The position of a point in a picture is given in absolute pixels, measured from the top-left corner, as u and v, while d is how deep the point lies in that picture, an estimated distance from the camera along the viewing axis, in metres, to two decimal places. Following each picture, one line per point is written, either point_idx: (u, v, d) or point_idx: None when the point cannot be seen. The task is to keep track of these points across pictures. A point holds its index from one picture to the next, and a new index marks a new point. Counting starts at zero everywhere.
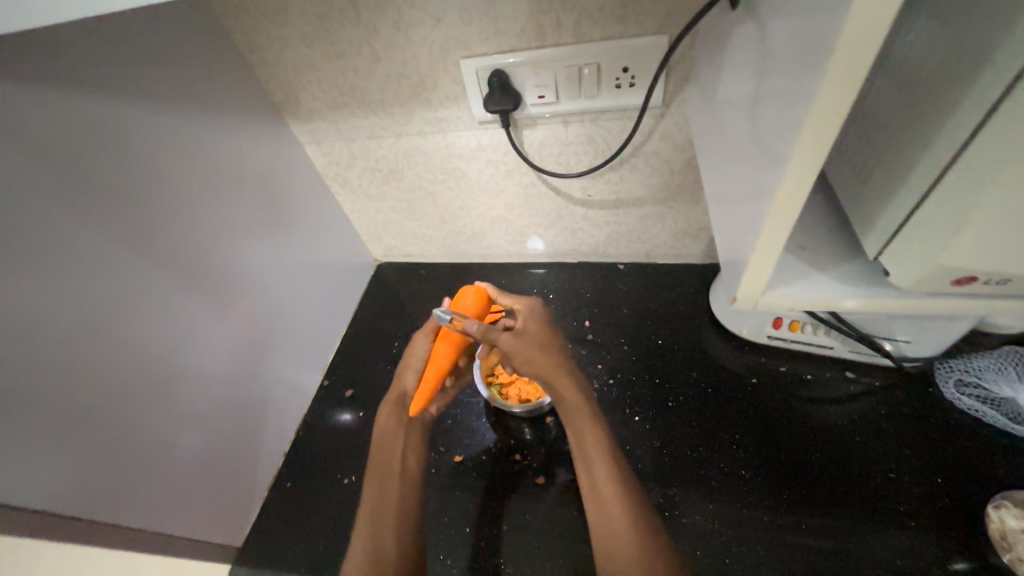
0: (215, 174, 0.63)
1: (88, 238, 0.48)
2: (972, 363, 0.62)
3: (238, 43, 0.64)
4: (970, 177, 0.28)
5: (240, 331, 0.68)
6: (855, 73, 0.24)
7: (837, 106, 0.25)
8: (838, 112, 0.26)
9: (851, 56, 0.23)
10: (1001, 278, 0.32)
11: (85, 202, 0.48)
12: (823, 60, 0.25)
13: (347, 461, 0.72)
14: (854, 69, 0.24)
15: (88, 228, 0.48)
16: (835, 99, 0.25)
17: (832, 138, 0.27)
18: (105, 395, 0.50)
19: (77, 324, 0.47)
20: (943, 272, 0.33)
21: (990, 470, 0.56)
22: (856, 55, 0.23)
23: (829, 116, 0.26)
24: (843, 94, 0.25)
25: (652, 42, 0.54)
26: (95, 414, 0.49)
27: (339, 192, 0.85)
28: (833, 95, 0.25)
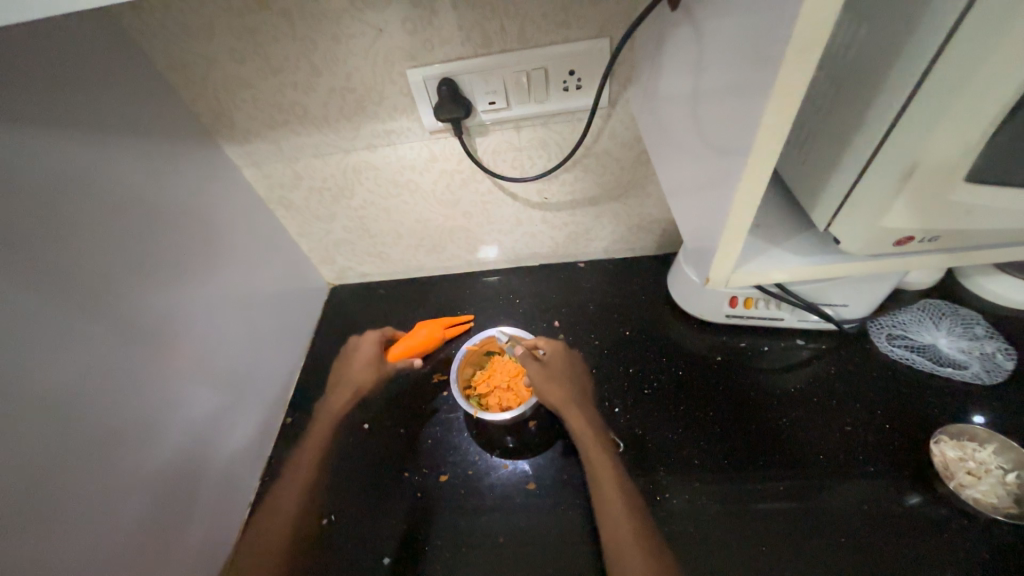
0: (143, 204, 0.57)
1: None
2: (897, 318, 0.71)
3: (156, 62, 0.59)
4: (903, 146, 0.31)
5: (186, 374, 0.61)
6: (807, 60, 0.26)
7: (794, 91, 0.28)
8: (795, 96, 0.28)
9: (803, 45, 0.26)
10: (932, 235, 0.36)
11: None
12: (778, 50, 0.27)
13: (323, 500, 0.67)
14: (806, 55, 0.26)
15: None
16: (791, 84, 0.27)
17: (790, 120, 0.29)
18: (25, 471, 0.43)
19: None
20: (885, 235, 0.36)
21: (926, 410, 0.63)
22: (808, 44, 0.26)
23: (787, 100, 0.28)
24: (798, 79, 0.27)
25: (595, 45, 0.56)
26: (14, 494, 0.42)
27: (284, 215, 0.80)
28: (790, 80, 0.27)
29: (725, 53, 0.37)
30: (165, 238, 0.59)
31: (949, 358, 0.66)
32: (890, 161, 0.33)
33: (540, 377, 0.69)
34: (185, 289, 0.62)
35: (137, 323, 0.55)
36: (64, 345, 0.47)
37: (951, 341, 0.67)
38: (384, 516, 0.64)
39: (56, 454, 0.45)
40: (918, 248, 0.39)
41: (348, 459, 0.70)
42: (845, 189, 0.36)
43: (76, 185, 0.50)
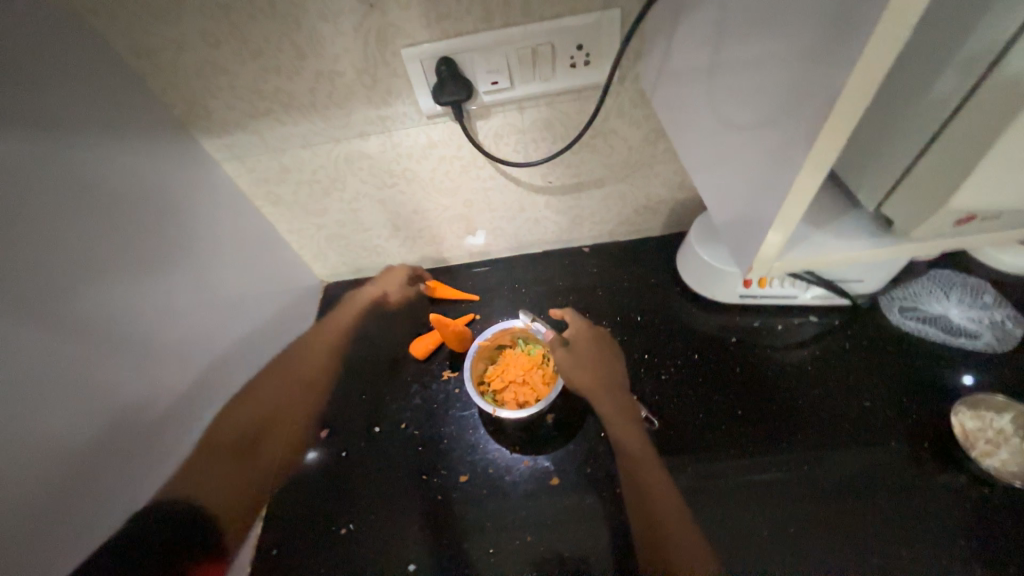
0: (119, 206, 0.52)
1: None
2: (907, 290, 0.71)
3: (116, 45, 0.52)
4: (989, 111, 0.30)
5: (178, 391, 0.57)
6: (898, 27, 0.24)
7: (877, 62, 0.25)
8: (878, 68, 0.25)
9: (897, 10, 0.23)
10: (996, 212, 0.35)
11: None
12: (865, 15, 0.24)
13: (339, 510, 0.65)
14: (898, 22, 0.23)
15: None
16: (878, 54, 0.25)
17: (869, 95, 0.26)
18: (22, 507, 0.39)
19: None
20: (949, 213, 0.35)
21: (941, 379, 0.64)
22: (903, 8, 0.23)
23: (870, 72, 0.25)
24: (885, 48, 0.24)
25: (604, 16, 0.52)
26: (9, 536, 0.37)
27: (271, 212, 0.75)
28: (876, 51, 0.24)
29: (762, 21, 0.34)
30: (145, 244, 0.54)
31: (960, 328, 0.67)
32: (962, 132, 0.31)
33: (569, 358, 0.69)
34: (167, 296, 0.57)
35: (123, 339, 0.50)
36: (46, 366, 0.42)
37: (961, 311, 0.68)
38: (401, 527, 0.62)
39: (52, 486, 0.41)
40: (973, 225, 0.38)
41: (362, 464, 0.68)
42: (915, 158, 0.36)
43: (45, 192, 0.44)
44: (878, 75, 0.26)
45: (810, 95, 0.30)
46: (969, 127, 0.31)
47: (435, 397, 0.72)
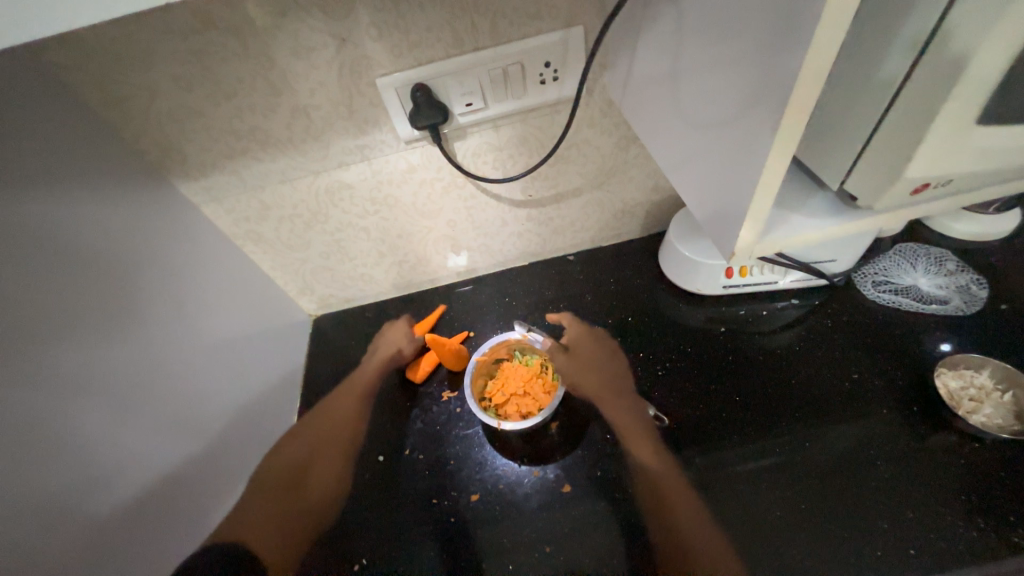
0: (100, 256, 0.51)
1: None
2: (877, 265, 0.74)
3: (89, 98, 0.53)
4: (931, 87, 0.33)
5: (168, 442, 0.55)
6: (838, 18, 0.26)
7: (824, 51, 0.27)
8: (824, 57, 0.28)
9: (836, 4, 0.25)
10: (946, 180, 0.38)
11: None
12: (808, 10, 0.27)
13: (350, 546, 0.63)
14: (838, 15, 0.26)
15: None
16: (824, 41, 0.27)
17: (820, 81, 0.29)
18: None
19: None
20: (904, 185, 0.38)
21: (922, 346, 0.67)
22: (841, 2, 0.25)
23: (819, 61, 0.28)
24: (829, 36, 0.27)
25: (567, 33, 0.55)
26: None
27: (254, 250, 0.75)
28: (822, 40, 0.27)
29: (716, 25, 0.37)
30: (129, 291, 0.53)
31: (930, 296, 0.70)
32: None
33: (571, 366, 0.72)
34: (154, 343, 0.56)
35: (110, 392, 0.49)
36: (31, 430, 0.41)
37: (929, 280, 0.72)
38: (416, 556, 0.60)
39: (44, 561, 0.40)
40: (929, 195, 0.40)
41: (369, 496, 0.66)
42: (865, 142, 0.39)
43: (18, 247, 0.43)
44: (825, 64, 0.28)
45: (765, 88, 0.32)
46: (912, 104, 0.34)
47: (437, 419, 0.72)
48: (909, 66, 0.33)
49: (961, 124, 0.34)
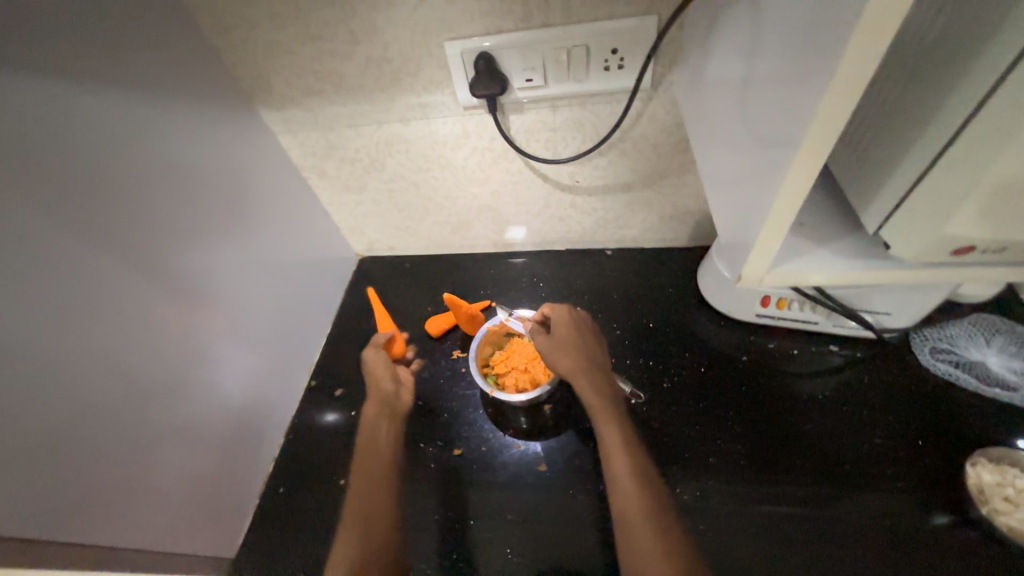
0: (185, 164, 0.59)
1: (34, 238, 0.44)
2: (945, 330, 0.66)
3: (201, 24, 0.60)
4: (980, 145, 0.28)
5: (217, 333, 0.64)
6: (873, 44, 0.24)
7: (853, 78, 0.26)
8: (853, 84, 0.26)
9: (871, 28, 0.24)
10: (998, 246, 0.34)
11: (29, 196, 0.43)
12: (843, 31, 0.25)
13: (342, 463, 0.70)
14: (871, 41, 0.24)
15: (30, 226, 0.43)
16: (854, 67, 0.25)
17: (847, 109, 0.27)
18: (65, 412, 0.46)
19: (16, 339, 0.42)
20: (945, 243, 0.34)
21: (967, 430, 0.60)
22: (876, 26, 0.24)
23: (851, 89, 0.26)
24: (862, 62, 0.25)
25: (642, 21, 0.53)
26: (52, 435, 0.45)
27: (317, 185, 0.82)
28: (852, 65, 0.25)
29: (777, 34, 0.34)
30: (200, 200, 0.61)
31: (998, 379, 0.62)
32: (959, 159, 0.30)
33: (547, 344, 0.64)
34: (216, 248, 0.64)
35: (176, 280, 0.58)
36: (100, 294, 0.49)
37: (1001, 360, 0.63)
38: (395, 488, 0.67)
39: (94, 403, 0.48)
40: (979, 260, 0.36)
41: None
42: (906, 192, 0.34)
43: (122, 145, 0.52)
44: (855, 92, 0.26)
45: (800, 109, 0.30)
46: None
47: (442, 373, 0.76)
48: (963, 117, 0.29)
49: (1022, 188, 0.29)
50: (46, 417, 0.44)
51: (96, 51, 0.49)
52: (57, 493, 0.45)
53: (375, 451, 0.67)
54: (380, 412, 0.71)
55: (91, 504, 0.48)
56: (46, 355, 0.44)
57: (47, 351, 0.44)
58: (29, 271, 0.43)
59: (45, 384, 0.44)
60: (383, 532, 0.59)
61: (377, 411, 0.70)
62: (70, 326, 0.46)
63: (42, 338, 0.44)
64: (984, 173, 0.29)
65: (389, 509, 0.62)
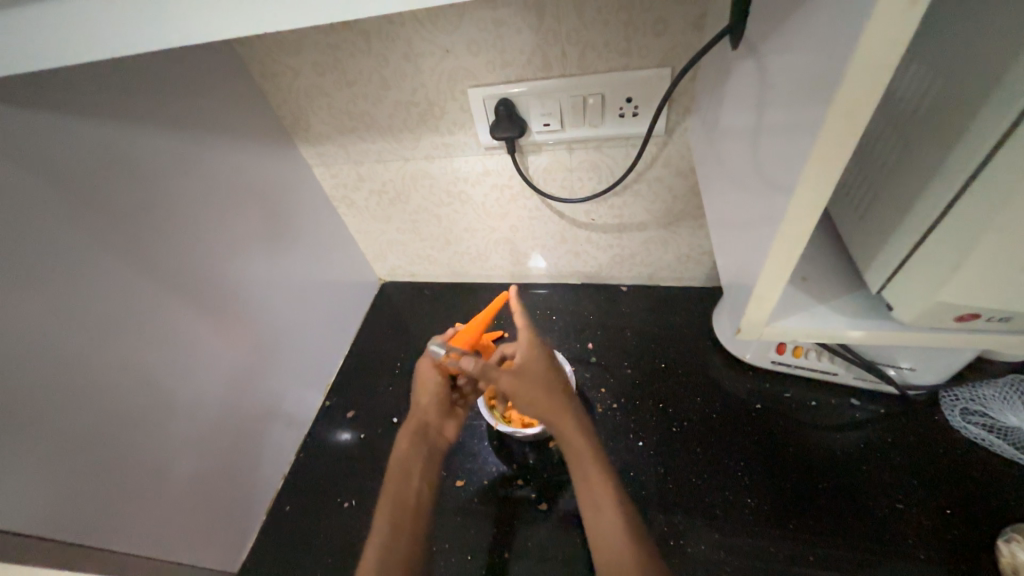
0: (223, 194, 0.64)
1: (80, 257, 0.49)
2: (977, 391, 0.62)
3: (252, 69, 0.66)
4: (971, 216, 0.29)
5: (240, 350, 0.68)
6: (852, 119, 0.26)
7: (836, 147, 0.27)
8: (837, 152, 0.27)
9: (848, 105, 0.25)
10: (1002, 315, 0.33)
11: (79, 219, 0.49)
12: (823, 105, 0.26)
13: (348, 484, 0.72)
14: (852, 116, 0.25)
15: (77, 246, 0.49)
16: (837, 137, 0.26)
17: (833, 176, 0.28)
18: (90, 418, 0.49)
19: (54, 348, 0.47)
20: (945, 309, 0.34)
21: (1001, 502, 0.55)
22: (854, 104, 0.25)
23: (830, 160, 0.27)
24: (844, 132, 0.26)
25: (655, 73, 0.56)
26: (76, 439, 0.48)
27: (346, 213, 0.87)
28: (834, 136, 0.26)
29: (778, 96, 0.35)
30: (234, 227, 0.66)
31: None
32: (955, 227, 0.30)
33: (513, 386, 0.56)
34: (245, 271, 0.68)
35: (205, 300, 0.62)
36: (133, 309, 0.54)
37: None
38: None
39: (116, 410, 0.52)
40: (986, 326, 0.36)
41: (376, 448, 0.74)
42: (906, 254, 0.35)
43: (169, 176, 0.57)
44: (841, 160, 0.27)
45: (790, 172, 0.31)
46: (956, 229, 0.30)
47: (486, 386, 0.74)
48: (957, 186, 0.29)
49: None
50: (71, 423, 0.48)
51: (156, 96, 0.56)
52: (73, 494, 0.48)
53: (405, 480, 0.60)
54: (417, 442, 0.63)
55: (103, 507, 0.51)
56: (78, 366, 0.48)
57: (79, 361, 0.49)
58: (72, 286, 0.48)
59: (74, 392, 0.48)
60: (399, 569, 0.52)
61: (413, 440, 0.63)
62: (100, 339, 0.50)
63: (77, 348, 0.48)
64: (977, 245, 0.29)
65: (406, 551, 0.54)
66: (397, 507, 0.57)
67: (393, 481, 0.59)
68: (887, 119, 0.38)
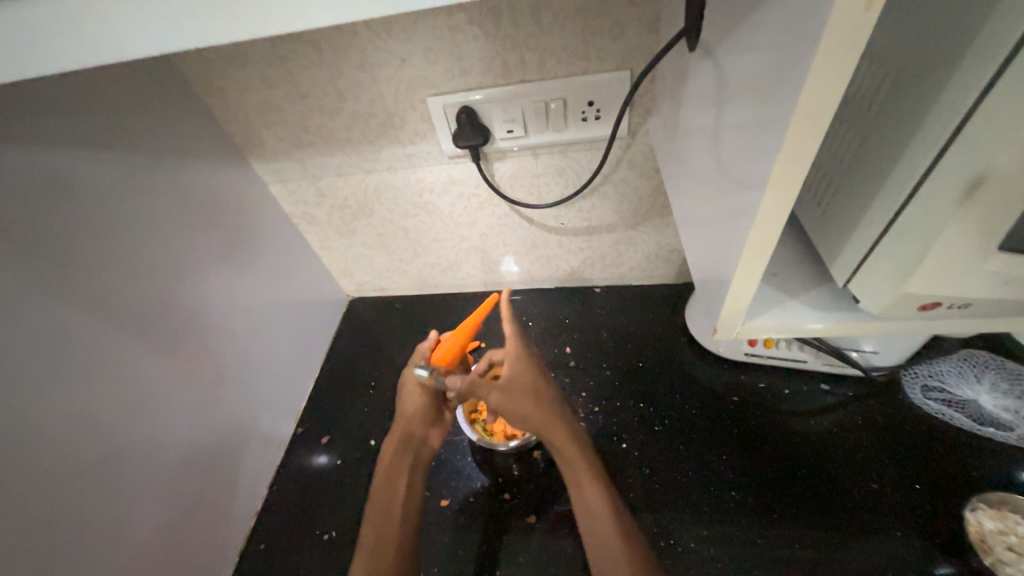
0: (171, 218, 0.60)
1: (8, 298, 0.44)
2: (936, 367, 0.65)
3: (194, 84, 0.62)
4: (930, 209, 0.30)
5: (201, 383, 0.63)
6: (816, 118, 0.26)
7: (803, 146, 0.27)
8: (804, 151, 0.27)
9: (812, 104, 0.25)
10: (962, 301, 0.35)
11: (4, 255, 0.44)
12: (788, 105, 0.26)
13: (327, 515, 0.68)
14: (816, 116, 0.26)
15: (4, 286, 0.44)
16: (803, 137, 0.26)
17: (800, 175, 0.28)
18: (31, 476, 0.44)
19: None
20: (910, 298, 0.35)
21: (965, 472, 0.58)
22: (818, 104, 0.25)
23: (796, 160, 0.28)
24: (810, 132, 0.26)
25: (615, 76, 0.56)
26: (16, 501, 0.43)
27: (307, 230, 0.83)
28: (800, 136, 0.26)
29: (737, 97, 0.36)
30: (187, 252, 0.62)
31: (991, 417, 0.61)
32: (917, 218, 0.31)
33: (506, 396, 0.55)
34: (201, 299, 0.64)
35: (160, 333, 0.58)
36: (76, 350, 0.49)
37: (994, 398, 0.62)
38: None
39: (61, 463, 0.47)
40: (946, 312, 0.37)
41: (355, 474, 0.71)
42: (869, 246, 0.35)
43: (109, 203, 0.53)
44: (808, 159, 0.28)
45: (756, 173, 0.31)
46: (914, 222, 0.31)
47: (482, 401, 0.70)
48: (914, 181, 0.30)
49: (981, 248, 0.30)
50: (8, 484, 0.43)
51: (89, 116, 0.51)
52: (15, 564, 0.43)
53: (392, 493, 0.58)
54: (402, 453, 0.61)
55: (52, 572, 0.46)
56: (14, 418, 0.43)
57: (14, 413, 0.43)
58: (1, 331, 0.43)
59: (10, 449, 0.43)
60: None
61: (399, 452, 0.61)
62: (40, 386, 0.46)
63: (10, 399, 0.43)
64: (937, 237, 0.30)
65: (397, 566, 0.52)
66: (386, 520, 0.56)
67: (379, 495, 0.58)
68: (842, 115, 0.39)
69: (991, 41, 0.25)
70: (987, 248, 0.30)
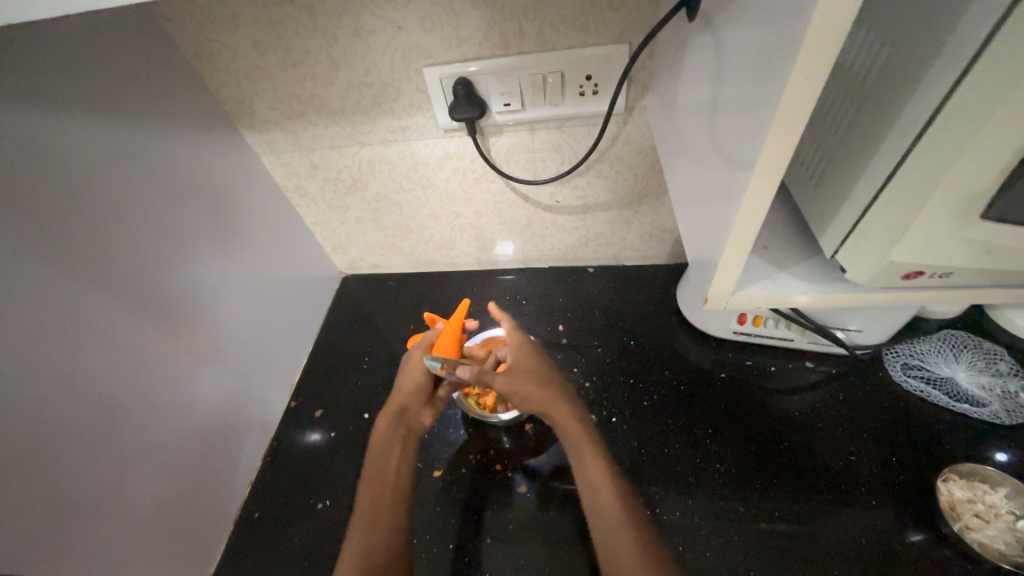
0: (161, 187, 0.59)
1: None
2: (915, 347, 0.68)
3: (183, 49, 0.61)
4: (918, 180, 0.31)
5: (193, 353, 0.63)
6: (813, 83, 0.26)
7: (798, 112, 0.27)
8: (800, 118, 0.27)
9: (808, 68, 0.25)
10: (943, 271, 0.36)
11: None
12: (785, 70, 0.26)
13: (320, 485, 0.69)
14: (811, 80, 0.26)
15: None
16: (796, 104, 0.27)
17: (791, 144, 0.29)
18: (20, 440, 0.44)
19: None
20: (894, 268, 0.36)
21: (938, 445, 0.61)
22: (813, 67, 0.25)
23: (788, 127, 0.28)
24: (804, 98, 0.27)
25: (613, 50, 0.55)
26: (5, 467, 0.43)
27: (299, 204, 0.82)
28: (795, 101, 0.27)
29: (735, 67, 0.36)
30: (178, 221, 0.61)
31: (967, 394, 0.64)
32: (904, 187, 0.32)
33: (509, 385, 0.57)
34: (194, 269, 0.63)
35: (150, 302, 0.57)
36: (64, 316, 0.48)
37: (970, 376, 0.64)
38: None
39: (51, 428, 0.47)
40: (927, 283, 0.38)
41: (348, 446, 0.72)
42: (858, 217, 0.36)
43: (98, 170, 0.52)
44: (801, 127, 0.28)
45: (751, 141, 0.32)
46: (900, 193, 0.32)
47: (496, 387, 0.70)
48: (903, 151, 0.31)
49: (961, 217, 0.31)
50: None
51: (72, 78, 0.50)
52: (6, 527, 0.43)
53: (386, 462, 0.58)
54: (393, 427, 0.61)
55: (42, 537, 0.46)
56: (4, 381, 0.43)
57: (4, 379, 0.43)
58: None
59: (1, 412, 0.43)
60: (380, 550, 0.51)
61: (390, 431, 0.60)
62: (29, 352, 0.45)
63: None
64: (920, 209, 0.31)
65: (390, 531, 0.53)
66: (380, 486, 0.56)
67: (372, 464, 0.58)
68: (838, 89, 0.39)
69: (981, 11, 0.25)
70: (968, 218, 0.31)
